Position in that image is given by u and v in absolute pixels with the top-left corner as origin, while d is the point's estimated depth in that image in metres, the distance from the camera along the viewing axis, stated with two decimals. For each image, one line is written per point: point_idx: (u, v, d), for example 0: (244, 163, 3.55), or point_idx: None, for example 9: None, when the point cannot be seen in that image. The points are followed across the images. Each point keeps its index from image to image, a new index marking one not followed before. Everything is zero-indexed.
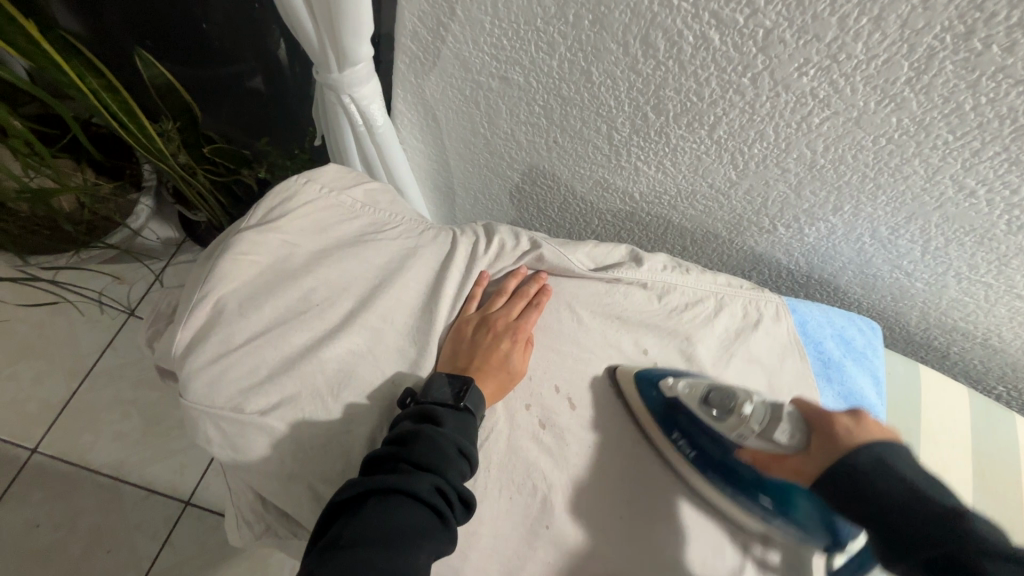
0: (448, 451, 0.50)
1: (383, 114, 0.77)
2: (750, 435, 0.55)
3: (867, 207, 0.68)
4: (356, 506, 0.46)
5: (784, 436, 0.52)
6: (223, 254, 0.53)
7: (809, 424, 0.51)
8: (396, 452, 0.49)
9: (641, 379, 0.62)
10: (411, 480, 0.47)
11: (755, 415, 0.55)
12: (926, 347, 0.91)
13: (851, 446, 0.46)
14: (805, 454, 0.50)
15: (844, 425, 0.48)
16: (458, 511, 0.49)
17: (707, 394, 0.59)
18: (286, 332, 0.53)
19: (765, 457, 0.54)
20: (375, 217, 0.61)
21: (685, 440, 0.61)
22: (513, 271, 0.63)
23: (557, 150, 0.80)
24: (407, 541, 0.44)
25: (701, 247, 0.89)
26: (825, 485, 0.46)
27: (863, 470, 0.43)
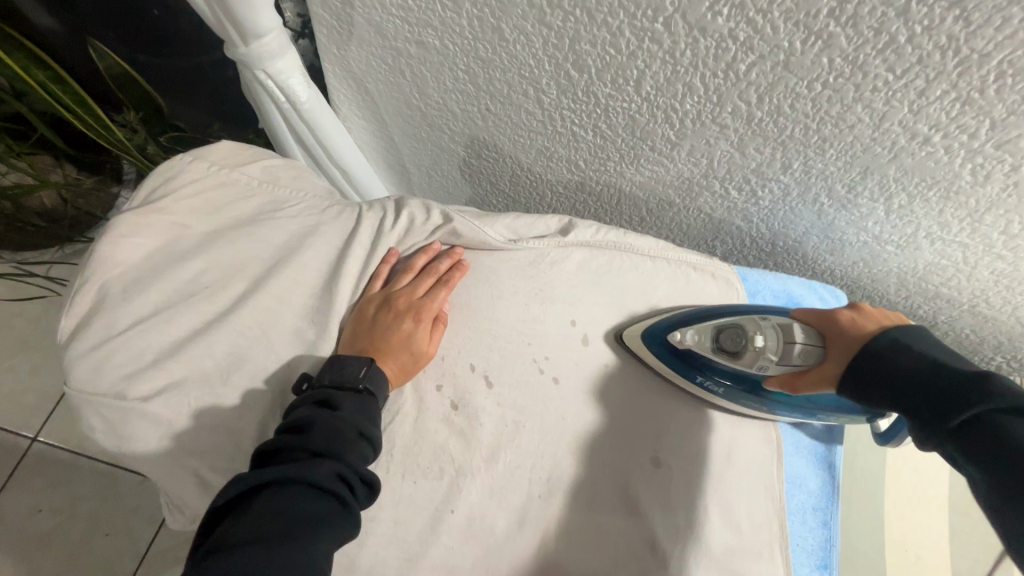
0: (347, 436, 0.45)
1: (307, 90, 0.74)
2: (772, 366, 0.55)
3: (817, 162, 0.61)
4: (245, 503, 0.40)
5: (802, 355, 0.53)
6: (105, 237, 0.51)
7: (819, 329, 0.54)
8: (289, 441, 0.44)
9: (649, 338, 0.61)
10: (309, 467, 0.42)
11: (771, 345, 0.54)
12: (911, 317, 0.84)
13: (873, 337, 0.48)
14: (828, 361, 0.52)
15: (849, 319, 0.52)
16: (360, 493, 0.45)
17: (718, 339, 0.57)
18: (172, 315, 0.51)
19: (793, 381, 0.54)
20: (275, 194, 0.59)
21: (710, 381, 0.59)
22: (424, 247, 0.60)
23: (492, 118, 0.76)
24: (304, 535, 0.39)
25: (658, 217, 0.84)
26: (851, 380, 0.48)
27: (885, 357, 0.46)
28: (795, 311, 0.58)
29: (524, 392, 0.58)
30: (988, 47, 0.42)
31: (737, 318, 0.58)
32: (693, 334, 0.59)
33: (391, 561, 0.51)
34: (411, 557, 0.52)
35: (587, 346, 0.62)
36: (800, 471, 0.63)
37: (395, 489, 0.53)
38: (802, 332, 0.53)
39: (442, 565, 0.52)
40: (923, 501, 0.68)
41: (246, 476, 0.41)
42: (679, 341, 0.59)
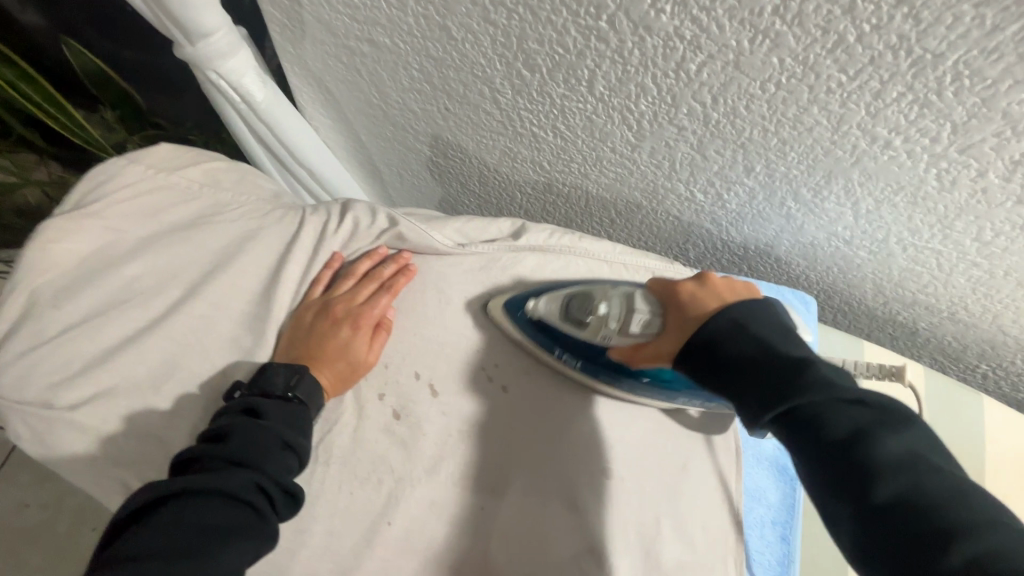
0: (269, 445, 0.44)
1: (263, 89, 0.73)
2: (613, 336, 0.53)
3: (780, 165, 0.59)
4: (150, 515, 0.39)
5: (642, 327, 0.50)
6: (33, 241, 0.50)
7: (662, 300, 0.51)
8: (206, 450, 0.43)
9: (511, 307, 0.58)
10: (224, 476, 0.41)
11: (613, 313, 0.53)
12: (891, 324, 0.81)
13: (710, 314, 0.44)
14: (665, 335, 0.48)
15: (689, 292, 0.48)
16: (281, 505, 0.44)
17: (567, 305, 0.56)
18: (103, 323, 0.50)
19: (632, 354, 0.52)
20: (217, 197, 0.57)
21: (567, 354, 0.57)
22: (369, 252, 0.58)
23: (452, 118, 0.74)
24: (209, 545, 0.37)
25: (628, 219, 0.81)
26: (682, 361, 0.44)
27: (716, 338, 0.42)
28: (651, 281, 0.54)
29: (470, 401, 0.57)
30: (940, 47, 0.39)
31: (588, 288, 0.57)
32: (545, 302, 0.57)
33: None
34: (344, 570, 0.50)
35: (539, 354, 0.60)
36: (760, 484, 0.62)
37: (331, 501, 0.51)
38: (644, 301, 0.52)
39: None
40: None
41: (155, 486, 0.39)
42: (533, 309, 0.58)
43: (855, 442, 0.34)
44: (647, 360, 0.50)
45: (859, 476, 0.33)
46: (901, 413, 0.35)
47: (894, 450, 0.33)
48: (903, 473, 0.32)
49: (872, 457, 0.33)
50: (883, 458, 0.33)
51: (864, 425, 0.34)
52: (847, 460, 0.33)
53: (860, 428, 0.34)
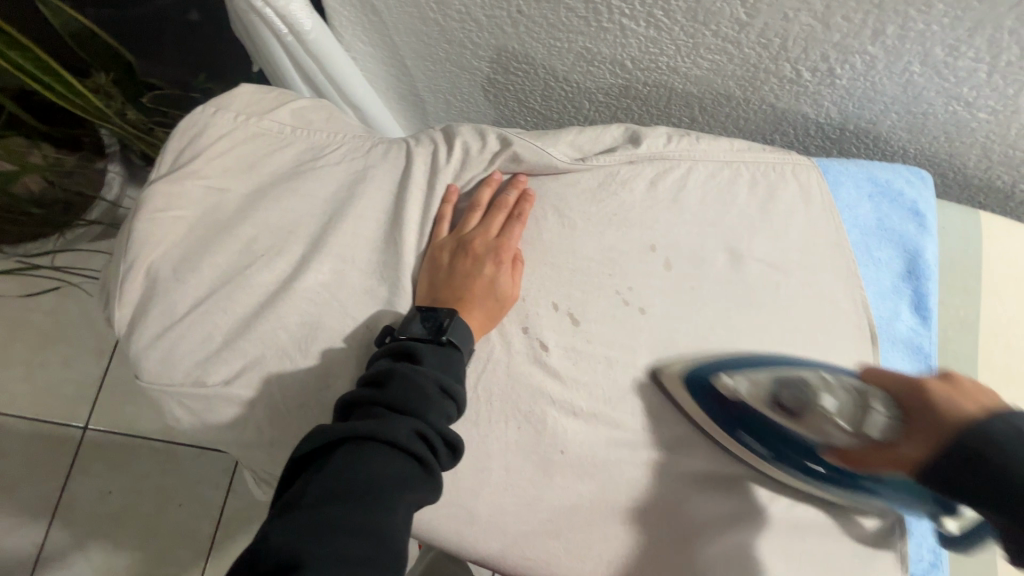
0: (429, 391, 0.42)
1: (310, 16, 0.65)
2: (836, 433, 0.46)
3: (918, 22, 0.53)
4: (324, 456, 0.38)
5: (880, 429, 0.43)
6: (140, 213, 0.46)
7: (903, 399, 0.43)
8: (370, 395, 0.42)
9: (693, 381, 0.52)
10: (387, 426, 0.39)
11: (842, 410, 0.45)
12: (987, 191, 0.79)
13: (976, 419, 0.38)
14: (904, 440, 0.42)
15: (942, 388, 0.42)
16: (444, 455, 0.42)
17: (775, 392, 0.49)
18: (233, 291, 0.46)
19: (860, 455, 0.45)
20: (311, 140, 0.51)
21: (754, 438, 0.51)
22: (486, 179, 0.53)
23: (524, 23, 0.67)
24: (382, 497, 0.36)
25: (712, 115, 0.76)
26: (940, 480, 0.38)
27: (994, 442, 0.36)
28: (871, 368, 0.48)
29: (613, 326, 0.55)
30: None
31: (800, 370, 0.49)
32: (744, 381, 0.50)
33: (508, 506, 0.50)
34: (526, 498, 0.50)
35: (671, 270, 0.57)
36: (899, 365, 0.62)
37: (500, 437, 0.51)
38: (882, 402, 0.44)
39: (558, 506, 0.51)
40: (1016, 377, 0.65)
41: (327, 430, 0.39)
42: (726, 387, 0.51)
43: None
44: (887, 463, 0.43)
45: None
46: None
47: None
48: None
49: None
50: None
51: None
52: None
53: None
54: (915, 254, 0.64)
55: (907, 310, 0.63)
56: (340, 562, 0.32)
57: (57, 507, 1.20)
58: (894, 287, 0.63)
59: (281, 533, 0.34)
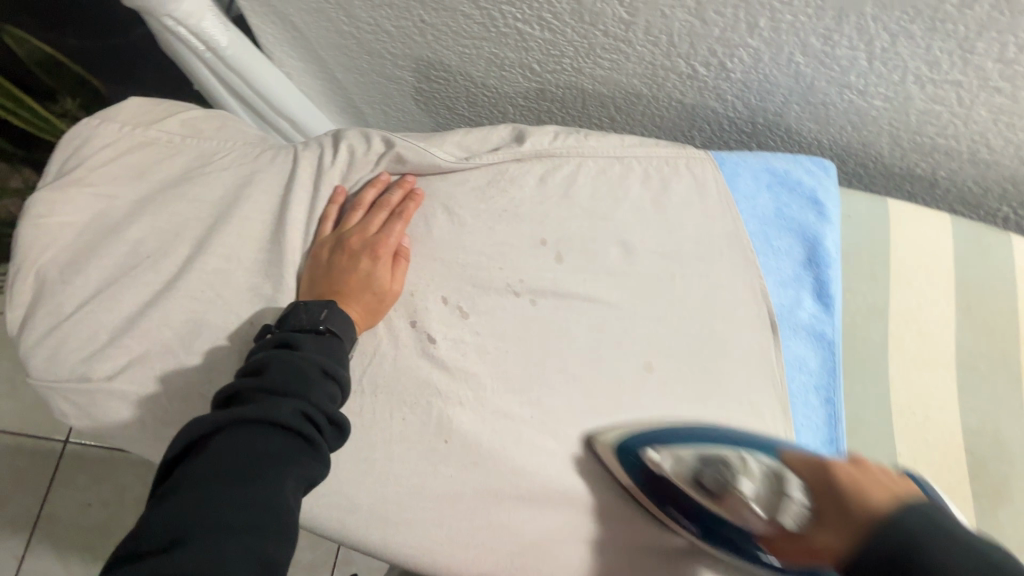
0: (309, 375, 0.44)
1: (225, 33, 0.68)
2: (757, 521, 0.44)
3: (785, 14, 0.55)
4: (205, 444, 0.39)
5: (794, 518, 0.40)
6: (27, 220, 0.48)
7: (814, 486, 0.39)
8: (250, 384, 0.43)
9: (623, 450, 0.52)
10: (268, 408, 0.40)
11: (757, 492, 0.44)
12: (910, 179, 0.79)
13: (889, 510, 0.32)
14: (811, 527, 0.38)
15: (847, 473, 0.37)
16: (330, 434, 0.44)
17: (698, 472, 0.49)
18: (118, 291, 0.49)
19: (774, 540, 0.43)
20: (200, 147, 0.54)
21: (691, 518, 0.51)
22: (372, 180, 0.56)
23: (430, 32, 0.70)
24: (266, 473, 0.37)
25: (627, 114, 0.77)
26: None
27: (912, 542, 0.29)
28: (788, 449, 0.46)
29: (502, 318, 0.56)
30: None
31: (723, 451, 0.49)
32: (670, 458, 0.50)
33: (392, 495, 0.51)
34: (411, 488, 0.51)
35: (562, 263, 0.59)
36: (801, 353, 0.62)
37: (387, 427, 0.52)
38: (796, 484, 0.41)
39: (443, 495, 0.52)
40: (928, 361, 0.65)
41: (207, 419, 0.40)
42: (654, 463, 0.51)
43: None
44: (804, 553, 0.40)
45: None
46: None
47: None
48: None
49: None
50: None
51: None
52: None
53: None
54: (815, 242, 0.64)
55: (810, 297, 0.63)
56: (223, 532, 0.34)
57: (37, 520, 1.23)
58: (797, 275, 0.64)
59: (161, 518, 0.35)
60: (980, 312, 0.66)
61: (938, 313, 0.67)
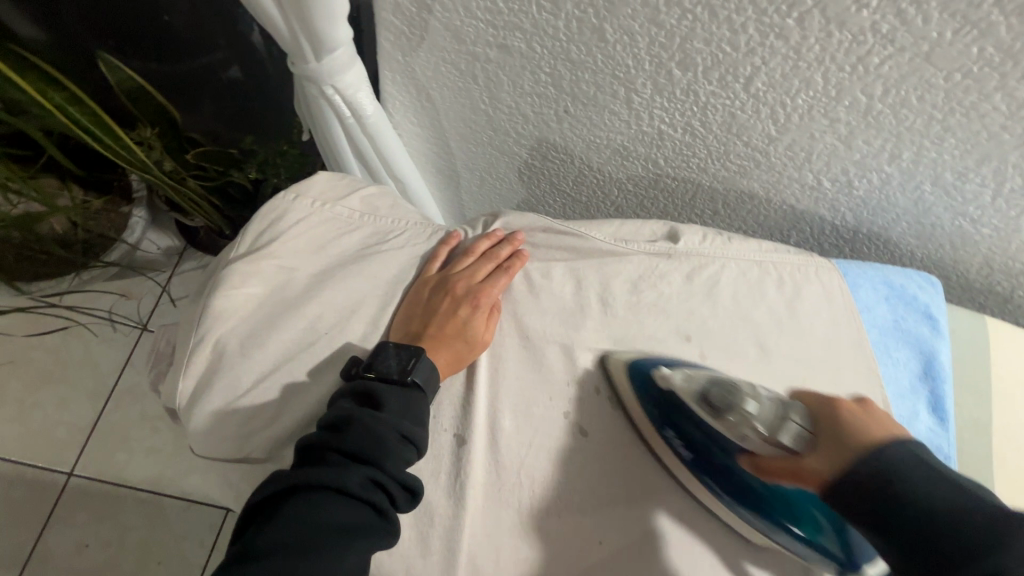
0: (389, 439, 0.43)
1: (373, 102, 0.69)
2: (753, 440, 0.50)
3: (931, 151, 0.59)
4: (272, 506, 0.39)
5: (793, 441, 0.47)
6: (214, 291, 0.49)
7: (818, 416, 0.48)
8: (327, 440, 0.42)
9: (636, 369, 0.55)
10: (340, 475, 0.40)
11: (762, 412, 0.49)
12: (986, 294, 0.84)
13: (881, 443, 0.41)
14: (811, 452, 0.46)
15: (854, 412, 0.46)
16: (402, 501, 0.43)
17: (707, 390, 0.52)
18: (296, 368, 0.48)
19: (768, 464, 0.50)
20: (377, 226, 0.56)
21: (681, 441, 0.54)
22: (487, 234, 0.58)
23: (568, 121, 0.72)
24: (334, 543, 0.37)
25: (733, 211, 0.81)
26: (840, 495, 0.41)
27: (897, 474, 0.38)
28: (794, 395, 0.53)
29: None
30: None
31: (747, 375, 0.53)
32: (686, 374, 0.54)
33: None
34: None
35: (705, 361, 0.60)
36: None
37: (540, 527, 0.51)
38: (800, 415, 0.48)
39: None
40: None
41: (279, 477, 0.40)
42: (665, 377, 0.54)
43: None
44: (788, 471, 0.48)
45: None
46: None
47: None
48: None
49: None
50: None
51: None
52: None
53: None
54: (930, 357, 0.67)
55: (926, 411, 0.65)
56: None
57: (28, 562, 1.13)
58: (913, 387, 0.66)
59: None
60: None
61: None
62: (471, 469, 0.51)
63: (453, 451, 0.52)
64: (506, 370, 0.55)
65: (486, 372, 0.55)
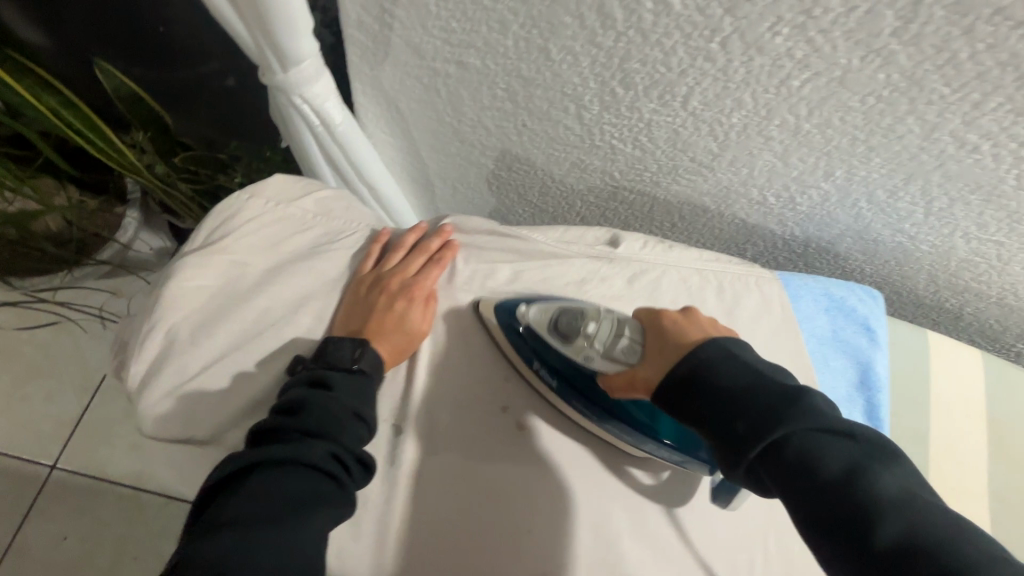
0: (341, 418, 0.46)
1: (341, 112, 0.73)
2: (596, 357, 0.54)
3: (861, 170, 0.62)
4: (236, 481, 0.42)
5: (625, 351, 0.52)
6: (169, 283, 0.52)
7: (648, 326, 0.53)
8: (284, 420, 0.45)
9: (503, 309, 0.60)
10: (301, 449, 0.43)
11: (600, 332, 0.54)
12: (937, 310, 0.86)
13: (696, 345, 0.47)
14: (643, 362, 0.51)
15: (676, 320, 0.52)
16: (358, 474, 0.46)
17: (557, 319, 0.56)
18: (245, 355, 0.53)
19: (613, 380, 0.54)
20: (329, 225, 0.60)
21: (546, 370, 0.58)
22: (413, 228, 0.62)
23: (527, 133, 0.76)
24: (300, 512, 0.41)
25: (689, 223, 0.84)
26: (666, 390, 0.46)
27: (708, 367, 0.44)
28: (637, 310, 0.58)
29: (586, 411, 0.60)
30: None
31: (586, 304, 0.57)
32: (537, 309, 0.58)
33: None
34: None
35: None
36: None
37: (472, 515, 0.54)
38: (631, 327, 0.53)
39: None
40: (968, 492, 0.69)
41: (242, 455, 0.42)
42: (523, 312, 0.58)
43: (850, 480, 0.37)
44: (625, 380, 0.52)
45: (858, 524, 0.36)
46: (892, 453, 0.40)
47: (888, 486, 0.37)
48: (900, 515, 0.36)
49: (870, 494, 0.37)
50: (884, 496, 0.36)
51: (858, 461, 0.38)
52: (846, 520, 0.36)
53: (855, 464, 0.38)
54: (868, 365, 0.70)
55: (862, 418, 0.67)
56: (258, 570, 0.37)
57: (7, 551, 1.15)
58: (850, 395, 0.69)
59: (197, 558, 0.37)
60: (1008, 445, 0.72)
61: (971, 445, 0.72)
62: (408, 455, 0.56)
63: (392, 440, 0.56)
64: (448, 362, 0.60)
65: (427, 363, 0.59)
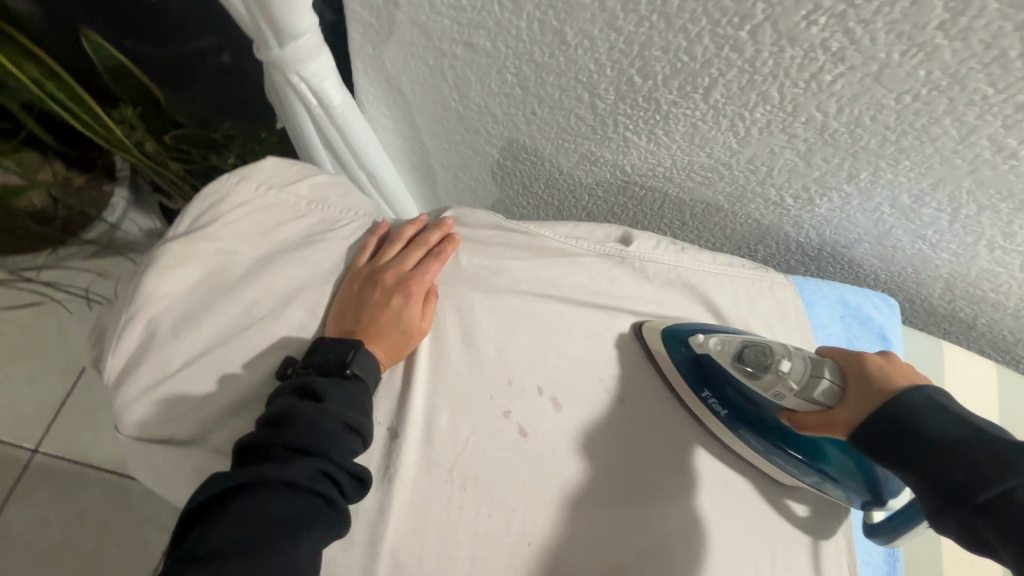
0: (330, 430, 0.43)
1: (340, 93, 0.69)
2: (789, 396, 0.51)
3: (888, 173, 0.59)
4: (217, 505, 0.39)
5: (823, 393, 0.49)
6: (150, 270, 0.50)
7: (847, 369, 0.50)
8: (269, 435, 0.42)
9: (672, 337, 0.58)
10: (285, 468, 0.40)
11: (792, 372, 0.51)
12: (950, 319, 0.84)
13: (901, 394, 0.44)
14: (841, 405, 0.48)
15: (879, 363, 0.49)
16: (351, 488, 0.44)
17: (741, 352, 0.55)
18: (230, 350, 0.50)
19: (805, 420, 0.51)
20: (323, 214, 0.57)
21: (716, 399, 0.56)
22: (410, 220, 0.59)
23: (536, 123, 0.72)
24: (286, 536, 0.38)
25: (701, 222, 0.81)
26: (873, 440, 0.44)
27: (915, 416, 0.42)
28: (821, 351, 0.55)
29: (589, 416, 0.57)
30: None
31: (758, 340, 0.56)
32: (717, 340, 0.56)
33: None
34: None
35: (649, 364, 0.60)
36: None
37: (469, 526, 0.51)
38: (829, 369, 0.50)
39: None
40: None
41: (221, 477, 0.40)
42: (699, 344, 0.57)
43: None
44: (825, 422, 0.49)
45: None
46: None
47: None
48: None
49: None
50: None
51: None
52: None
53: None
54: None
55: None
56: None
57: None
58: None
59: None
60: None
61: None
62: (402, 462, 0.52)
63: (385, 445, 0.53)
64: (448, 364, 0.56)
65: (427, 367, 0.55)
